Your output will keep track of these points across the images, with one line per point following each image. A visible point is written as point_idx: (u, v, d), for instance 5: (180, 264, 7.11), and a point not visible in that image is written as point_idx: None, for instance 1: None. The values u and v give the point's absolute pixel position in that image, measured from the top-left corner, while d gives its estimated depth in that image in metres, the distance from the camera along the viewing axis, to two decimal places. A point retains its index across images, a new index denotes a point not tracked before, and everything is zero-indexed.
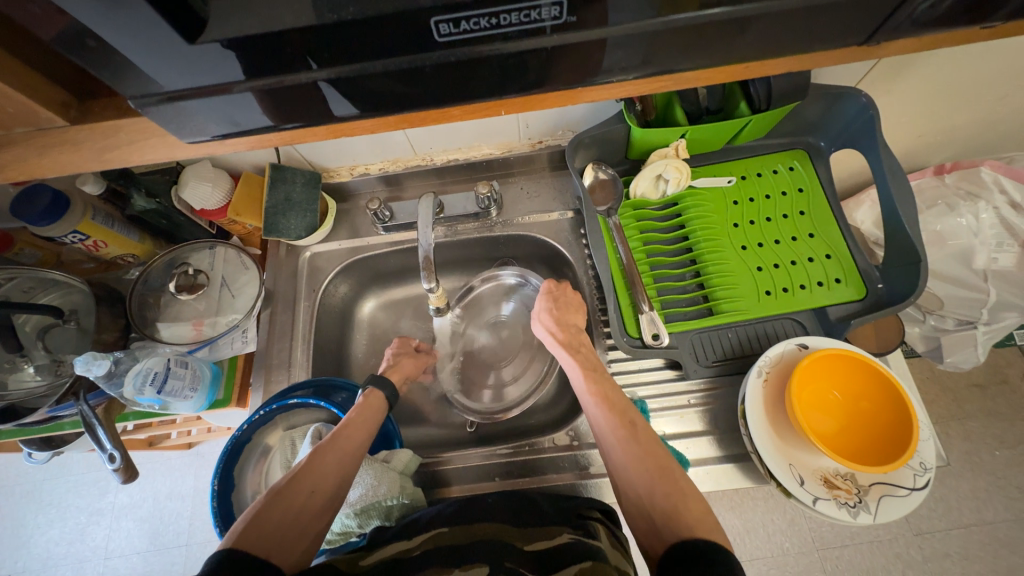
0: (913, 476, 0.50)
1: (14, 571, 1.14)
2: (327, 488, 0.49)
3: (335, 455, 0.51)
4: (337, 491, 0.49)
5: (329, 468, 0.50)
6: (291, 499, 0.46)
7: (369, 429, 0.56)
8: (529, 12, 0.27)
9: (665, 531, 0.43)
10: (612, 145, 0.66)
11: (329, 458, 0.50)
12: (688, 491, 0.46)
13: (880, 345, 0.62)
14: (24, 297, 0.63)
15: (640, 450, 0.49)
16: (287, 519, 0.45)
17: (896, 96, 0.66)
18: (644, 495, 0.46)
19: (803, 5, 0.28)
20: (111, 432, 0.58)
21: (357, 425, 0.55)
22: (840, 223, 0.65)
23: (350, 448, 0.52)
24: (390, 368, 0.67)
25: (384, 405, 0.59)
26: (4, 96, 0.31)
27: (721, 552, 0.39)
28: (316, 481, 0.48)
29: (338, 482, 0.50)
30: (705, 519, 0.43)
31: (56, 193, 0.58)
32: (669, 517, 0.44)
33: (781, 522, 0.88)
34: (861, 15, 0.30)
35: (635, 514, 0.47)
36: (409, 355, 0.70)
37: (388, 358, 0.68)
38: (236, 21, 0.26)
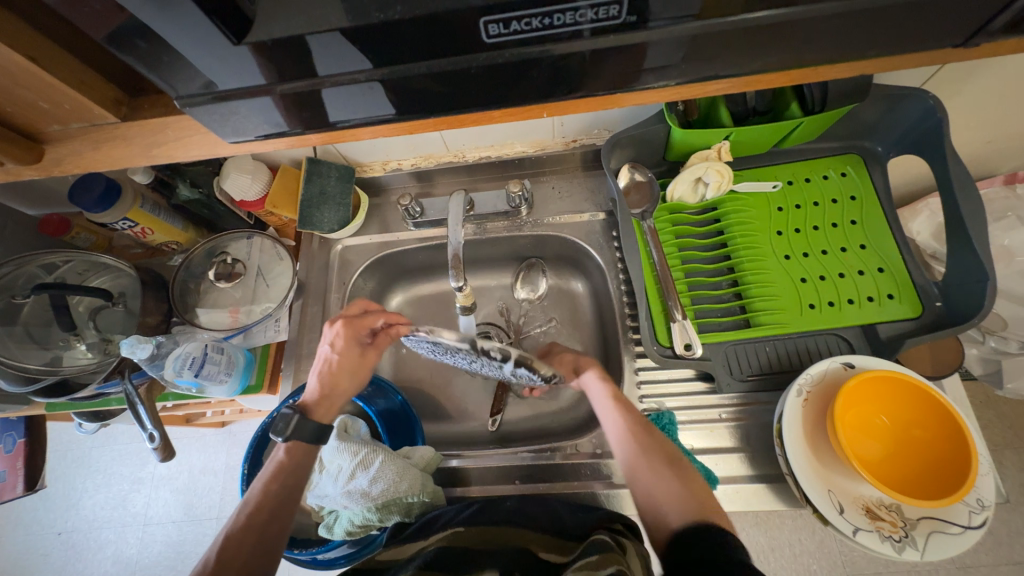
0: (968, 513, 0.46)
1: (64, 530, 1.23)
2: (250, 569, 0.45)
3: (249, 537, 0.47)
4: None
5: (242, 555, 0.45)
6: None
7: (293, 493, 0.50)
8: (585, 11, 0.25)
9: (670, 516, 0.44)
10: (651, 146, 0.64)
11: (239, 543, 0.46)
12: (698, 486, 0.46)
13: (936, 368, 0.57)
14: (78, 279, 0.67)
15: (653, 443, 0.50)
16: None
17: (968, 99, 0.61)
18: (658, 495, 0.46)
19: (881, 3, 0.26)
20: (151, 412, 0.61)
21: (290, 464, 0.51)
22: (896, 235, 0.60)
23: (267, 523, 0.47)
24: (319, 399, 0.54)
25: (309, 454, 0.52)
26: (63, 93, 0.32)
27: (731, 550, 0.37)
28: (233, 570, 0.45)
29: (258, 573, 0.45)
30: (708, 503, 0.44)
31: (110, 182, 0.61)
32: (679, 505, 0.44)
33: (810, 544, 0.84)
34: (947, 15, 0.27)
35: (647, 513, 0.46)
36: (343, 371, 0.56)
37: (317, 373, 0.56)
38: (284, 21, 0.26)
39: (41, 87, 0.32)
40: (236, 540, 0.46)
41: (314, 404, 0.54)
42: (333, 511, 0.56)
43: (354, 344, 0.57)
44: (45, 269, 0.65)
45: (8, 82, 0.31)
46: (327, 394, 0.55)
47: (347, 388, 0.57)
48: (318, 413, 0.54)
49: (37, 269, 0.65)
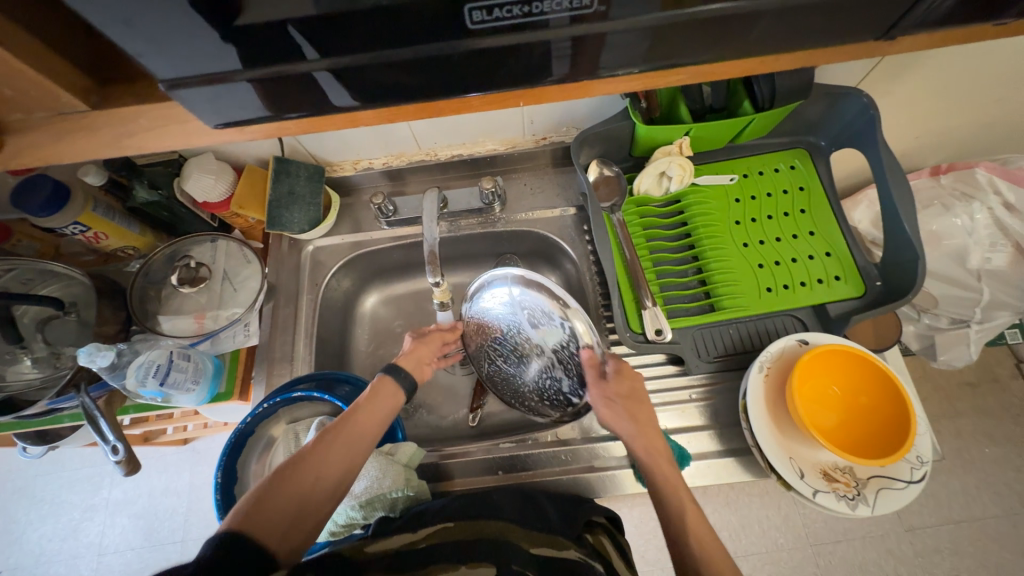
0: (911, 469, 0.51)
1: (5, 567, 1.13)
2: (333, 469, 0.48)
3: (340, 440, 0.50)
4: (340, 479, 0.48)
5: (332, 455, 0.49)
6: (294, 485, 0.46)
7: (381, 416, 0.54)
8: (562, 1, 0.27)
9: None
10: (617, 142, 0.66)
11: (333, 443, 0.49)
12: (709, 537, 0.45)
13: (878, 341, 0.63)
14: (23, 287, 0.62)
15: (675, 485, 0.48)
16: (292, 506, 0.45)
17: (897, 97, 0.67)
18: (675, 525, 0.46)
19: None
20: (113, 425, 0.58)
21: (367, 412, 0.53)
22: (839, 221, 0.66)
23: (357, 434, 0.51)
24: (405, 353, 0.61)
25: (393, 400, 0.56)
26: (25, 79, 0.31)
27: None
28: (323, 464, 0.48)
29: (343, 471, 0.49)
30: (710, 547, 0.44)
31: (57, 184, 0.57)
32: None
33: (776, 518, 0.89)
34: (878, 11, 0.30)
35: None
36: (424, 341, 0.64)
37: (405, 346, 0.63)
38: (268, 3, 0.26)
39: (3, 72, 0.30)
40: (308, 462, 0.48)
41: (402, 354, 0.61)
42: None
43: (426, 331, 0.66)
44: None
45: None
46: (411, 351, 0.62)
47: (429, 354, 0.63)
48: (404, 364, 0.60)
49: None
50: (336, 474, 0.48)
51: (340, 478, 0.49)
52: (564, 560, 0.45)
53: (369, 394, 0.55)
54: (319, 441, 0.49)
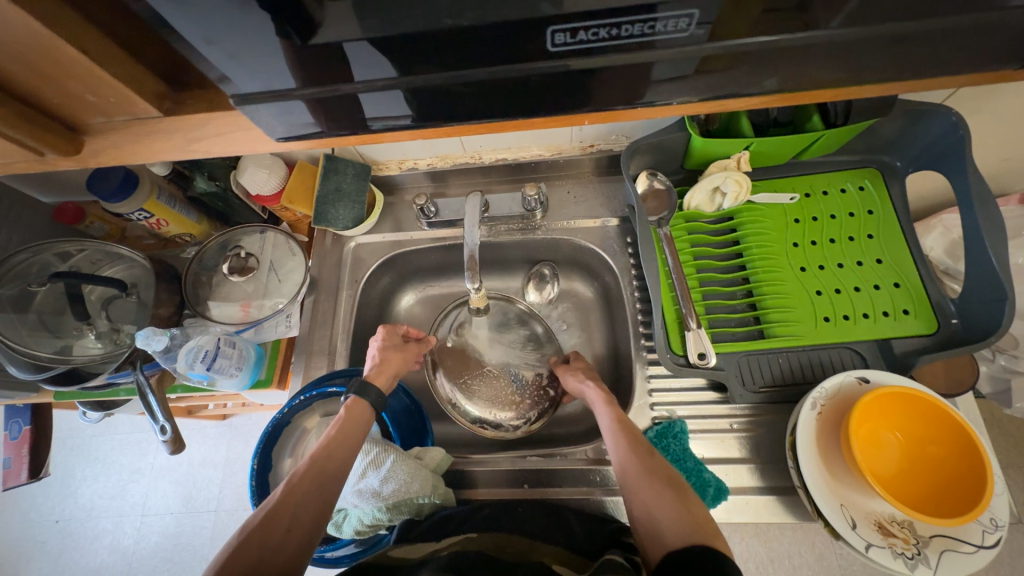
0: (981, 532, 0.46)
1: (61, 518, 1.23)
2: (309, 509, 0.46)
3: (315, 480, 0.48)
4: (316, 521, 0.46)
5: (306, 497, 0.47)
6: (267, 535, 0.43)
7: (354, 444, 0.53)
8: (653, 24, 0.26)
9: (669, 539, 0.43)
10: (670, 153, 0.64)
11: (305, 485, 0.47)
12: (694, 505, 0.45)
13: (950, 385, 0.57)
14: (92, 267, 0.66)
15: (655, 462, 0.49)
16: (266, 553, 0.42)
17: (989, 117, 0.61)
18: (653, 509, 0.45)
19: (917, 29, 0.27)
20: (161, 403, 0.61)
21: (339, 442, 0.52)
22: (913, 250, 0.60)
23: (330, 470, 0.49)
24: (375, 369, 0.59)
25: (368, 410, 0.56)
26: (109, 87, 0.33)
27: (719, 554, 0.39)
28: (296, 509, 0.46)
29: (318, 510, 0.47)
30: (708, 526, 0.43)
31: (128, 171, 0.61)
32: (678, 525, 0.43)
33: (807, 555, 0.82)
34: (975, 38, 0.28)
35: (645, 536, 0.45)
36: (395, 351, 0.63)
37: (373, 356, 0.61)
38: (346, 25, 0.26)
39: (88, 78, 0.32)
40: (279, 505, 0.45)
41: (373, 372, 0.59)
42: (342, 510, 0.55)
43: (395, 338, 0.65)
44: (60, 257, 0.65)
45: (57, 74, 0.31)
46: (380, 365, 0.60)
47: (400, 365, 0.62)
48: (375, 380, 0.59)
49: (52, 257, 0.65)
50: (311, 516, 0.46)
51: (315, 522, 0.46)
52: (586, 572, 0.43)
53: (339, 419, 0.54)
54: (290, 486, 0.47)
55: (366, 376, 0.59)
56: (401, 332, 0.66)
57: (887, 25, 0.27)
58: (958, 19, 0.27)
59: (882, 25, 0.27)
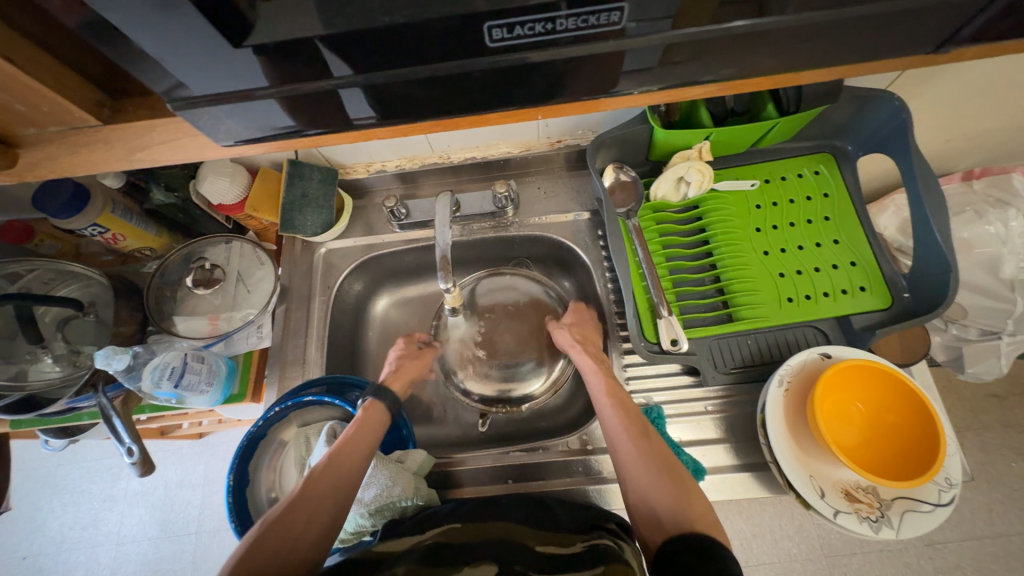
0: (938, 491, 0.49)
1: (29, 554, 1.16)
2: (326, 505, 0.47)
3: (331, 477, 0.49)
4: (333, 518, 0.47)
5: (325, 493, 0.48)
6: (286, 531, 0.45)
7: (370, 444, 0.53)
8: (589, 17, 0.27)
9: (668, 525, 0.44)
10: (634, 146, 0.65)
11: (323, 481, 0.48)
12: (694, 495, 0.46)
13: (905, 355, 0.60)
14: (44, 288, 0.63)
15: (656, 450, 0.50)
16: (282, 551, 0.44)
17: (928, 100, 0.65)
18: (653, 497, 0.46)
19: (845, 15, 0.29)
20: (128, 425, 0.58)
21: (356, 442, 0.52)
22: (866, 229, 0.63)
23: (346, 468, 0.50)
24: (393, 373, 0.63)
25: (382, 417, 0.56)
26: (41, 96, 0.31)
27: (721, 550, 0.40)
28: (315, 505, 0.47)
29: (335, 509, 0.47)
30: (707, 520, 0.44)
31: (78, 185, 0.58)
32: (672, 504, 0.45)
33: (788, 528, 0.86)
34: (899, 25, 0.30)
35: (637, 504, 0.47)
36: (412, 359, 0.67)
37: (390, 360, 0.65)
38: (281, 25, 0.26)
39: (16, 89, 0.30)
40: (298, 502, 0.47)
41: (389, 377, 0.62)
42: None
43: (412, 347, 0.68)
44: (7, 279, 0.61)
45: None
46: (398, 370, 0.64)
47: (416, 371, 0.65)
48: (393, 384, 0.62)
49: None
50: (328, 513, 0.47)
51: (332, 518, 0.47)
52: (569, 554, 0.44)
53: (355, 422, 0.54)
54: (309, 481, 0.48)
55: (382, 379, 0.62)
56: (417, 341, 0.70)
57: (818, 13, 0.28)
58: (881, 7, 0.28)
59: (811, 15, 0.28)
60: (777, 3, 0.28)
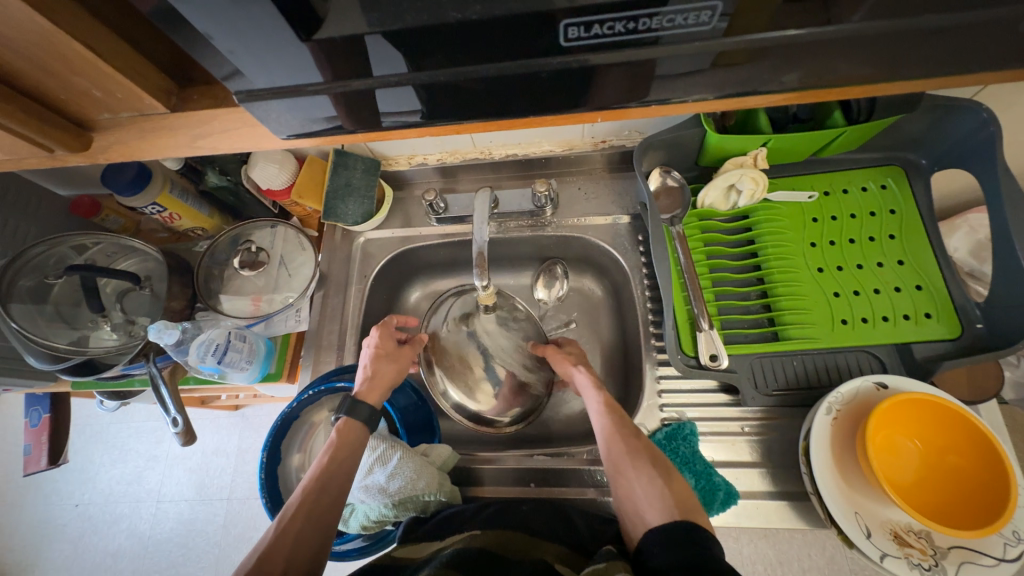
0: (1002, 545, 0.44)
1: (80, 502, 1.26)
2: (305, 546, 0.46)
3: (308, 515, 0.48)
4: (313, 560, 0.46)
5: (301, 534, 0.47)
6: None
7: (348, 471, 0.52)
8: (674, 16, 0.25)
9: (650, 518, 0.43)
10: (684, 150, 0.62)
11: (298, 522, 0.47)
12: (678, 486, 0.45)
13: (973, 392, 0.55)
14: (107, 261, 0.67)
15: (640, 446, 0.49)
16: None
17: (1022, 113, 0.58)
18: (638, 496, 0.46)
19: (949, 22, 0.26)
20: (173, 395, 0.62)
21: (334, 468, 0.52)
22: (936, 251, 0.58)
23: (324, 503, 0.49)
24: (369, 383, 0.58)
25: (361, 430, 0.55)
26: (116, 83, 0.33)
27: (705, 538, 0.39)
28: (291, 549, 0.45)
29: (313, 550, 0.46)
30: (691, 508, 0.43)
31: (141, 167, 0.61)
32: (655, 496, 0.45)
33: (820, 560, 0.81)
34: (1015, 32, 0.26)
35: (628, 514, 0.46)
36: (388, 361, 0.61)
37: (365, 363, 0.60)
38: (349, 20, 0.26)
39: (94, 75, 0.32)
40: (275, 543, 0.45)
41: (363, 389, 0.58)
42: (350, 505, 0.56)
43: (389, 343, 0.62)
44: (75, 250, 0.66)
45: (62, 70, 0.32)
46: (373, 378, 0.58)
47: (394, 375, 0.60)
48: (370, 396, 0.58)
49: (69, 249, 0.66)
50: (308, 556, 0.46)
51: (312, 559, 0.46)
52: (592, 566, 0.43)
53: (332, 444, 0.53)
54: (284, 525, 0.47)
55: (357, 391, 0.57)
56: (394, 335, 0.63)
57: (920, 18, 0.26)
58: (996, 12, 0.25)
59: (911, 19, 0.26)
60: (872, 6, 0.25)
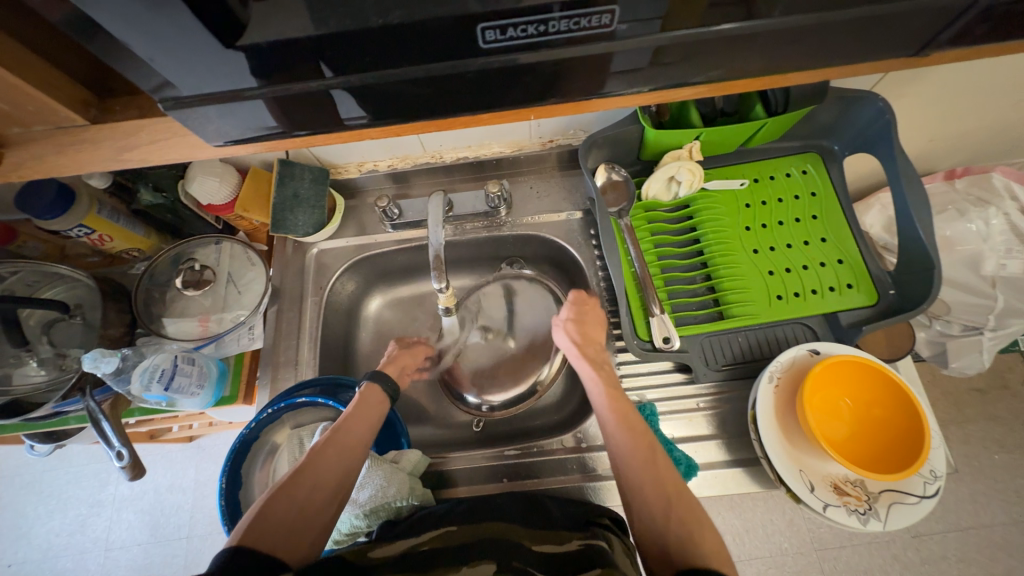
0: (923, 484, 0.50)
1: (14, 562, 1.14)
2: (331, 478, 0.48)
3: (335, 454, 0.49)
4: (332, 496, 0.47)
5: (326, 468, 0.48)
6: (288, 503, 0.44)
7: (370, 425, 0.54)
8: (581, 19, 0.27)
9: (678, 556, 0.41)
10: (626, 146, 0.65)
11: (326, 457, 0.48)
12: (704, 522, 0.44)
13: (890, 351, 0.62)
14: (28, 290, 0.62)
15: (665, 472, 0.47)
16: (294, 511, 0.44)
17: (912, 101, 0.66)
18: (659, 519, 0.45)
19: (827, 20, 0.29)
20: (117, 428, 0.58)
21: (359, 416, 0.53)
22: (852, 228, 0.64)
23: (349, 447, 0.50)
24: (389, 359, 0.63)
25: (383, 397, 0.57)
26: (26, 96, 0.31)
27: None
28: (317, 479, 0.47)
29: (334, 488, 0.48)
30: (719, 551, 0.42)
31: (62, 186, 0.57)
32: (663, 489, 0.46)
33: (780, 523, 0.87)
34: (881, 28, 0.30)
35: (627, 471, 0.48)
36: (407, 351, 0.66)
37: (388, 352, 0.65)
38: (272, 24, 0.26)
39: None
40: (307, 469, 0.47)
41: (385, 363, 0.63)
42: None
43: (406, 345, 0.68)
44: None
45: None
46: (394, 357, 0.64)
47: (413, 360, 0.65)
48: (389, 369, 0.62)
49: None
50: (328, 491, 0.47)
51: (331, 495, 0.47)
52: (564, 553, 0.44)
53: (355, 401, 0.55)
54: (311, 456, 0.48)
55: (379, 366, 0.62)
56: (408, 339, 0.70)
57: (802, 17, 0.29)
58: (863, 10, 0.29)
59: (795, 18, 0.29)
60: (765, 7, 0.28)
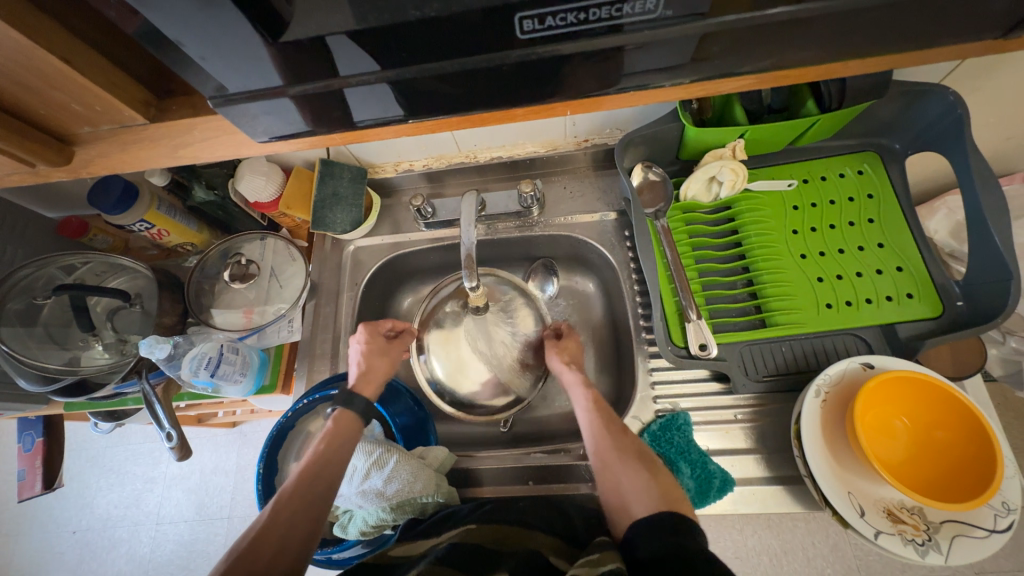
0: (993, 516, 0.45)
1: (78, 528, 1.24)
2: (314, 496, 0.49)
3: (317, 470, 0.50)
4: (304, 543, 0.46)
5: (292, 517, 0.47)
6: (253, 559, 0.43)
7: (343, 460, 0.53)
8: (622, 6, 0.26)
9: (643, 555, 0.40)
10: (663, 145, 0.63)
11: (292, 505, 0.48)
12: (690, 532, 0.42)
13: (955, 368, 0.56)
14: (96, 280, 0.67)
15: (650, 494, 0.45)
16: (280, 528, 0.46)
17: (989, 93, 0.60)
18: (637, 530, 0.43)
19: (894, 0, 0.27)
20: (168, 411, 0.61)
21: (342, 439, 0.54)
22: (914, 233, 0.59)
23: (318, 490, 0.49)
24: (362, 379, 0.59)
25: (356, 423, 0.56)
26: (96, 96, 0.33)
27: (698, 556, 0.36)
28: (285, 530, 0.46)
29: (306, 534, 0.47)
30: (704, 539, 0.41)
31: (127, 184, 0.61)
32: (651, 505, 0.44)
33: (823, 547, 0.82)
34: (956, 8, 0.28)
35: (615, 513, 0.47)
36: (379, 355, 0.61)
37: (358, 360, 0.60)
38: (314, 19, 0.26)
39: (74, 89, 0.33)
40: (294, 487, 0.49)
41: (359, 385, 0.59)
42: (348, 511, 0.57)
43: (378, 339, 0.62)
44: (65, 271, 0.66)
45: (42, 85, 0.32)
46: (366, 374, 0.59)
47: (387, 369, 0.61)
48: (363, 392, 0.58)
49: (57, 270, 0.65)
50: (301, 537, 0.46)
51: (305, 541, 0.47)
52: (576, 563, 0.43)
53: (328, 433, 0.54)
54: (278, 507, 0.47)
55: (352, 387, 0.58)
56: (384, 328, 0.63)
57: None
58: None
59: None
60: None
